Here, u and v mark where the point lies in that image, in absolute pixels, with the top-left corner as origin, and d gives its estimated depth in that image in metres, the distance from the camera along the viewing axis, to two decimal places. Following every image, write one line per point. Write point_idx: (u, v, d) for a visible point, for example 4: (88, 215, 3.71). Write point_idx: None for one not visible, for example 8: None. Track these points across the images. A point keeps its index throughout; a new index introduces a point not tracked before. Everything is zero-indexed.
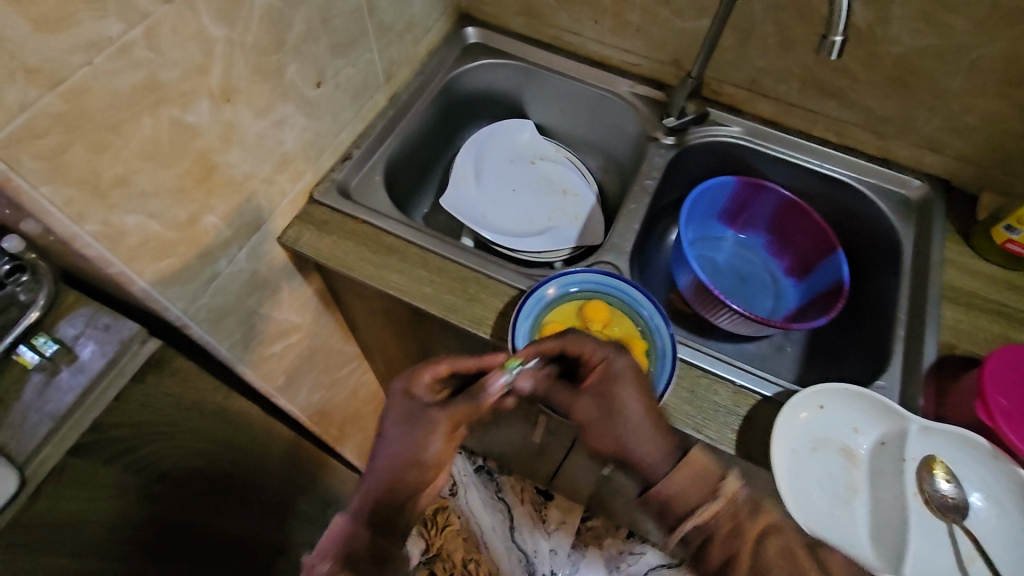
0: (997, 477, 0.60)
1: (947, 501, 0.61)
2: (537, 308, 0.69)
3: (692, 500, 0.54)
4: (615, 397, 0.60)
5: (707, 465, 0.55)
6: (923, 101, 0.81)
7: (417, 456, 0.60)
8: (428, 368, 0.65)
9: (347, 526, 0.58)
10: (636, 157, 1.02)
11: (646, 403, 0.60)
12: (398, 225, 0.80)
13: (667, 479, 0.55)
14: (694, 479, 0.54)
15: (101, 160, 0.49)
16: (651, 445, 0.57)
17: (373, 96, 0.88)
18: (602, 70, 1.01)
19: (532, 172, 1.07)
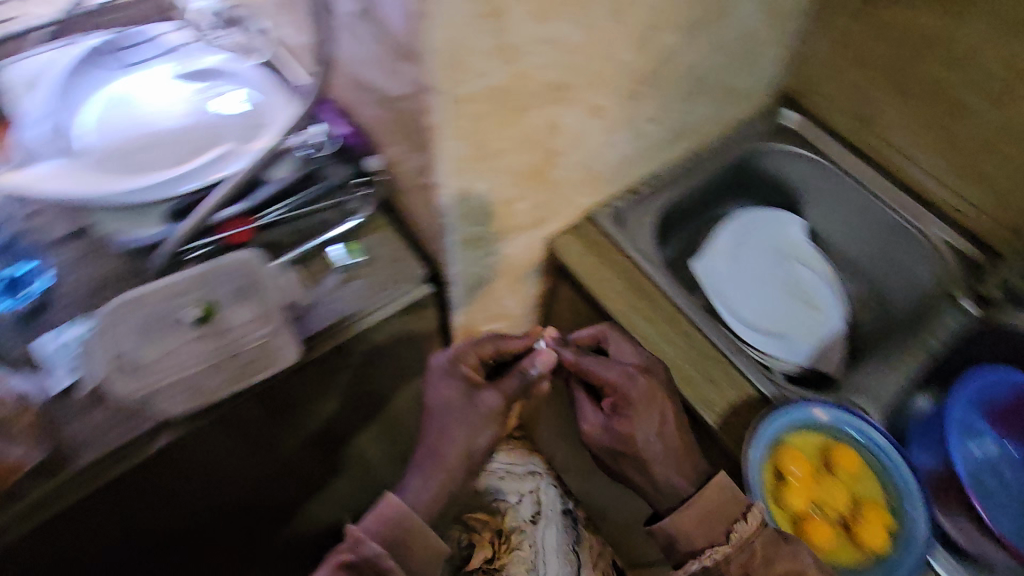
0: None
1: None
2: (802, 418, 0.64)
3: (700, 541, 0.59)
4: (632, 426, 0.64)
5: (715, 506, 0.58)
6: None
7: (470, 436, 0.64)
8: (479, 348, 0.70)
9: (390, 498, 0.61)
10: (916, 307, 0.92)
11: (661, 443, 0.63)
12: (659, 274, 0.79)
13: (675, 516, 0.60)
14: (704, 521, 0.59)
15: (500, 133, 0.54)
16: (665, 475, 0.63)
17: (682, 144, 0.89)
18: (919, 205, 0.92)
19: (787, 272, 1.01)
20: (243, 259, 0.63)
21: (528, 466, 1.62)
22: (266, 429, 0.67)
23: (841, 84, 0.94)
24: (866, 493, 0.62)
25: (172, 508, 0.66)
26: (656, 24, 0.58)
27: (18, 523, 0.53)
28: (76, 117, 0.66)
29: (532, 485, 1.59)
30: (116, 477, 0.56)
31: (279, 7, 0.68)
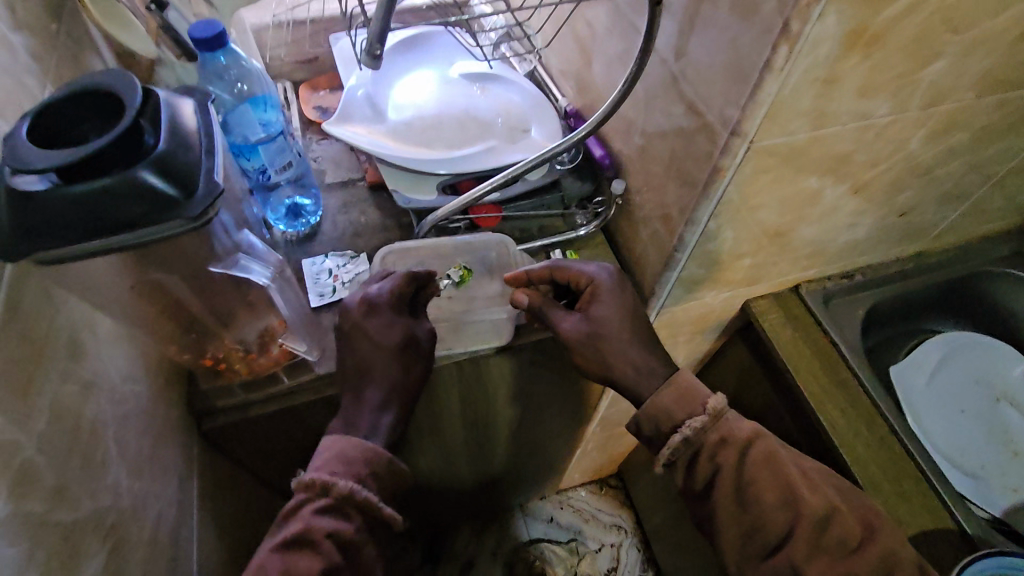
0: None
1: None
2: (1010, 573, 0.58)
3: (681, 414, 0.57)
4: (601, 312, 0.61)
5: (688, 385, 0.58)
6: None
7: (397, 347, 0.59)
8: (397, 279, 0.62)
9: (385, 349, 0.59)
10: None
11: (622, 303, 0.61)
12: (862, 368, 0.76)
13: (655, 395, 0.57)
14: (681, 399, 0.57)
15: (773, 188, 0.57)
16: (640, 357, 0.60)
17: (911, 244, 0.84)
18: None
19: (995, 412, 0.91)
20: (500, 242, 0.71)
21: (614, 518, 1.48)
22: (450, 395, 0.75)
23: None
24: None
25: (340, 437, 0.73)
26: (957, 122, 0.58)
27: (249, 404, 0.61)
28: (384, 94, 0.77)
29: (615, 539, 1.45)
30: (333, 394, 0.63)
31: (578, 37, 0.77)
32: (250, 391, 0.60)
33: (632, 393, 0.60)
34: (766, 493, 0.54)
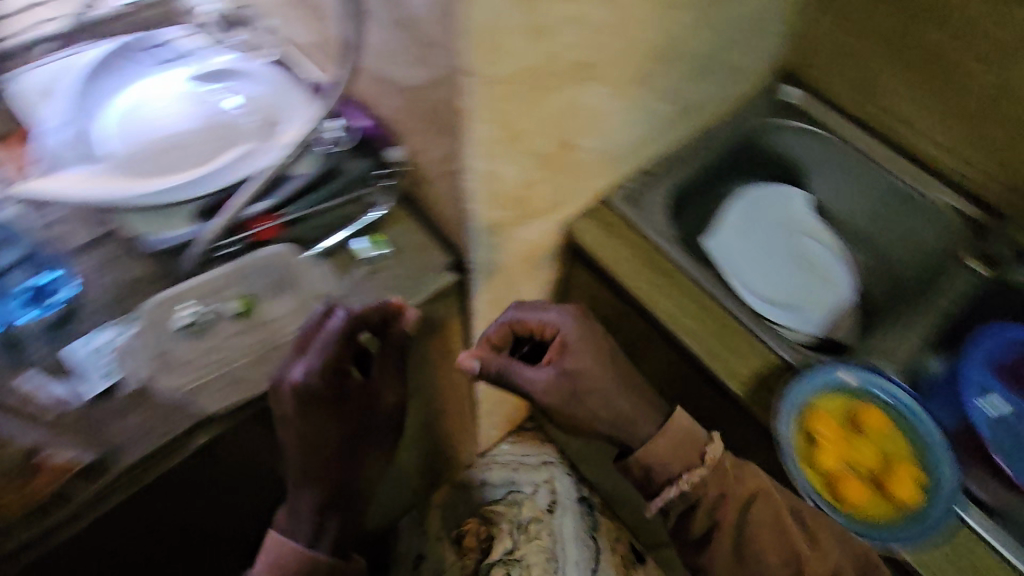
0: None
1: None
2: (834, 387, 0.64)
3: (678, 467, 0.59)
4: (581, 367, 0.63)
5: (684, 436, 0.60)
6: None
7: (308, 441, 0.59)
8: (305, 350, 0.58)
9: (288, 402, 0.57)
10: (923, 277, 0.94)
11: (595, 358, 0.64)
12: (676, 250, 0.81)
13: (650, 446, 0.60)
14: (676, 448, 0.60)
15: (526, 112, 0.56)
16: (625, 406, 0.63)
17: (686, 124, 0.90)
18: (920, 171, 0.96)
19: (797, 247, 1.02)
20: (278, 253, 0.66)
21: (541, 456, 1.52)
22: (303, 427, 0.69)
23: (839, 59, 0.97)
24: (895, 445, 0.63)
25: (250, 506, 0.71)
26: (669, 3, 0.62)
27: (52, 530, 0.53)
28: (97, 125, 0.66)
29: (547, 476, 1.48)
30: (155, 478, 0.56)
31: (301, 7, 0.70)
32: (42, 519, 0.52)
33: (625, 440, 0.63)
34: (763, 547, 0.57)
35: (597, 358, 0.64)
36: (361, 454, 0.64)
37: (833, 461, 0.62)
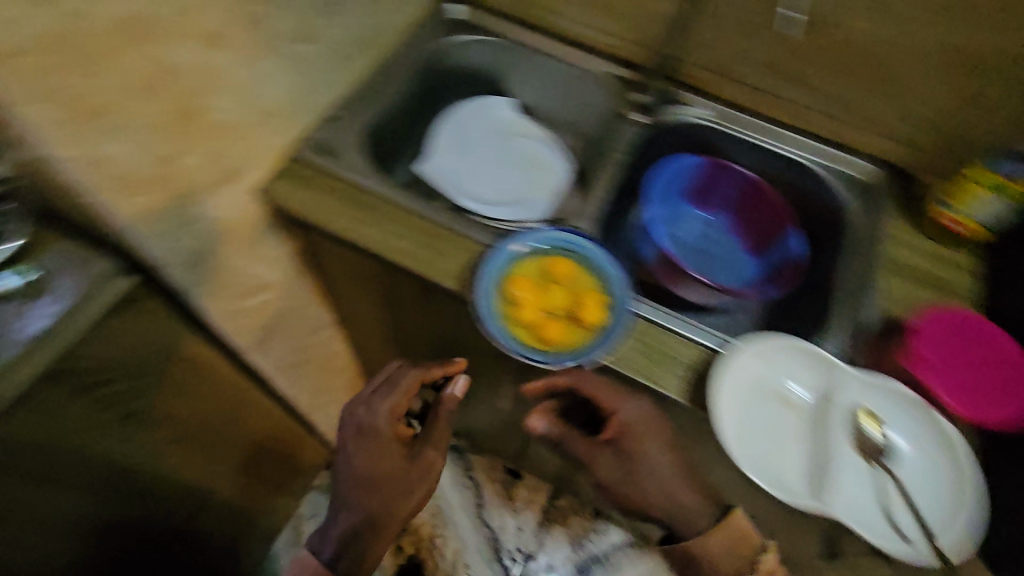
0: (930, 432, 0.65)
1: (876, 447, 0.65)
2: (533, 250, 0.73)
3: (723, 560, 0.76)
4: (643, 450, 0.75)
5: (745, 526, 0.75)
6: (874, 87, 0.87)
7: (369, 475, 0.85)
8: (387, 401, 0.87)
9: (393, 463, 0.86)
10: (600, 130, 1.05)
11: (671, 464, 0.76)
12: (371, 181, 0.83)
13: (704, 543, 0.75)
14: (722, 543, 0.75)
15: (84, 84, 0.53)
16: (686, 500, 0.77)
17: (352, 61, 0.91)
18: (581, 50, 1.04)
19: (512, 148, 1.09)
20: None
21: None
22: (31, 477, 0.67)
23: None
24: (583, 283, 0.72)
25: (120, 520, 0.84)
26: None
27: None
28: None
29: None
30: None
31: None
32: None
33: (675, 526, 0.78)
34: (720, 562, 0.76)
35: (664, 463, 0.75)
36: (383, 479, 0.85)
37: (535, 312, 0.70)
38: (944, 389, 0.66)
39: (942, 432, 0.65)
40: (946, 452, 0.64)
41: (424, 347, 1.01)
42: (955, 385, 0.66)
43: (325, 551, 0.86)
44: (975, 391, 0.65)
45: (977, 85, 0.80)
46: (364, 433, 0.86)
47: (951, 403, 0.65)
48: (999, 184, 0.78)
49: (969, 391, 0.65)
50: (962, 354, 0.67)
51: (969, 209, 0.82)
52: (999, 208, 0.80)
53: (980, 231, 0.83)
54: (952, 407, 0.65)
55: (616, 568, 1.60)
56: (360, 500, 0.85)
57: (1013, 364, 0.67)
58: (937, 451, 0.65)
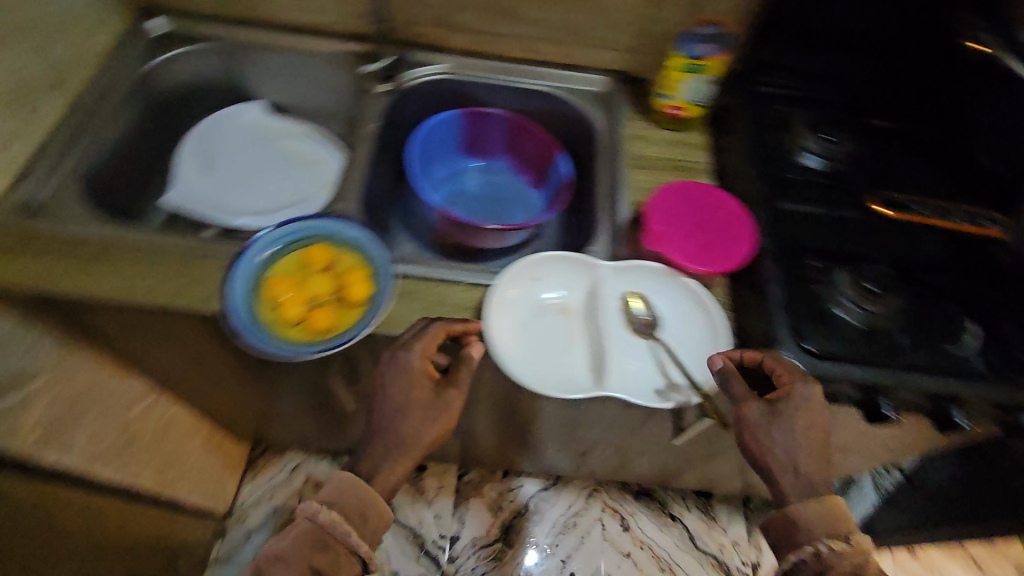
0: (678, 291, 0.75)
1: (644, 323, 0.73)
2: (285, 245, 0.72)
3: (819, 534, 0.62)
4: (793, 424, 0.63)
5: (844, 507, 0.63)
6: (573, 5, 0.94)
7: (408, 441, 0.64)
8: (420, 352, 0.66)
9: (417, 396, 0.65)
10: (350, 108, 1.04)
11: (811, 434, 0.64)
12: (96, 228, 0.78)
13: (805, 509, 0.62)
14: (831, 519, 0.62)
15: None
16: (806, 461, 0.64)
17: (35, 109, 0.83)
18: (304, 36, 1.01)
19: (273, 151, 1.05)
20: None
21: (285, 468, 1.49)
22: None
23: None
24: (344, 265, 0.72)
25: None
26: None
27: None
28: None
29: (300, 478, 1.47)
30: None
31: None
32: None
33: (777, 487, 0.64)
34: (814, 531, 0.62)
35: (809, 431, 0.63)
36: (412, 422, 0.65)
37: (296, 306, 0.68)
38: (680, 253, 0.74)
39: (688, 288, 0.74)
40: (695, 303, 0.74)
41: (243, 377, 0.96)
42: (688, 248, 0.75)
43: (333, 519, 0.62)
44: (703, 247, 0.74)
45: None
46: (392, 363, 0.65)
47: (690, 264, 0.74)
48: (691, 63, 0.89)
49: (699, 248, 0.75)
50: (685, 219, 0.76)
51: (677, 93, 0.93)
52: (700, 84, 0.92)
53: (693, 108, 0.95)
54: (691, 267, 0.74)
55: (537, 513, 1.68)
56: (394, 425, 0.64)
57: (728, 213, 0.76)
58: (689, 305, 0.74)
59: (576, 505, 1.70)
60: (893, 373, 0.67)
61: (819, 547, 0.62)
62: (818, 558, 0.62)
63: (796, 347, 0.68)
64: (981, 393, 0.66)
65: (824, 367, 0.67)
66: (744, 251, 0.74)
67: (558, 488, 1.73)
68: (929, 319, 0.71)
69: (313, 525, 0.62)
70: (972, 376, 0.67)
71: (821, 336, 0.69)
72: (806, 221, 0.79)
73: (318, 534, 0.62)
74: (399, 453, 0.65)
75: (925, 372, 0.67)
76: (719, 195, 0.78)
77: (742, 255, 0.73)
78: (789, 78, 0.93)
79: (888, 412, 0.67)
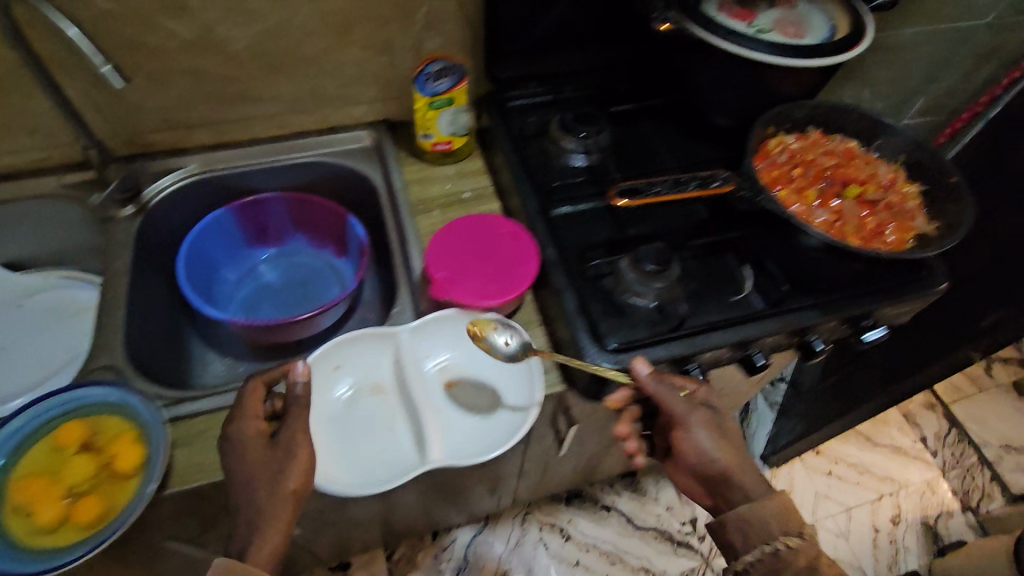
0: (482, 329, 0.73)
1: (510, 349, 0.70)
2: (17, 441, 0.60)
3: (777, 529, 0.62)
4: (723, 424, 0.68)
5: (796, 503, 0.64)
6: (303, 74, 0.91)
7: (266, 497, 0.57)
8: (251, 414, 0.63)
9: (253, 456, 0.59)
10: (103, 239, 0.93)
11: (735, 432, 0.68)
12: None
13: (753, 501, 0.63)
14: (781, 512, 0.63)
15: None
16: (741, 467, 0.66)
17: None
18: (14, 181, 0.88)
19: (25, 315, 0.93)
20: None
21: None
22: None
23: None
24: (106, 433, 0.62)
25: None
26: None
27: None
28: None
29: None
30: None
31: None
32: None
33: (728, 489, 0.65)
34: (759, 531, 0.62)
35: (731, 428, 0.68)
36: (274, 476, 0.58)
37: (55, 505, 0.59)
38: (470, 296, 0.73)
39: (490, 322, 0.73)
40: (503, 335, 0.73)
41: None
42: (477, 288, 0.73)
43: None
44: (491, 281, 0.74)
45: (366, 35, 0.88)
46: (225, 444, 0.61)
47: (483, 303, 0.72)
48: (436, 99, 0.89)
49: (488, 284, 0.74)
50: (463, 257, 0.75)
51: (435, 130, 0.92)
52: (454, 115, 0.92)
53: (458, 139, 0.95)
54: (484, 304, 0.72)
55: (479, 560, 1.62)
56: (245, 494, 0.57)
57: (503, 237, 0.77)
58: (500, 337, 0.73)
59: (514, 535, 1.67)
60: (693, 340, 0.70)
61: (778, 546, 0.61)
62: (776, 556, 0.62)
63: (604, 347, 0.69)
64: (770, 327, 0.72)
65: (635, 357, 0.68)
66: (531, 269, 0.74)
67: (492, 526, 1.68)
68: (708, 275, 0.77)
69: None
70: (755, 314, 0.73)
71: (622, 325, 0.72)
72: (582, 219, 0.82)
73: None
74: (261, 522, 0.56)
75: (719, 328, 0.71)
76: (493, 222, 0.78)
77: (530, 272, 0.74)
78: (535, 86, 0.97)
79: (698, 375, 0.72)
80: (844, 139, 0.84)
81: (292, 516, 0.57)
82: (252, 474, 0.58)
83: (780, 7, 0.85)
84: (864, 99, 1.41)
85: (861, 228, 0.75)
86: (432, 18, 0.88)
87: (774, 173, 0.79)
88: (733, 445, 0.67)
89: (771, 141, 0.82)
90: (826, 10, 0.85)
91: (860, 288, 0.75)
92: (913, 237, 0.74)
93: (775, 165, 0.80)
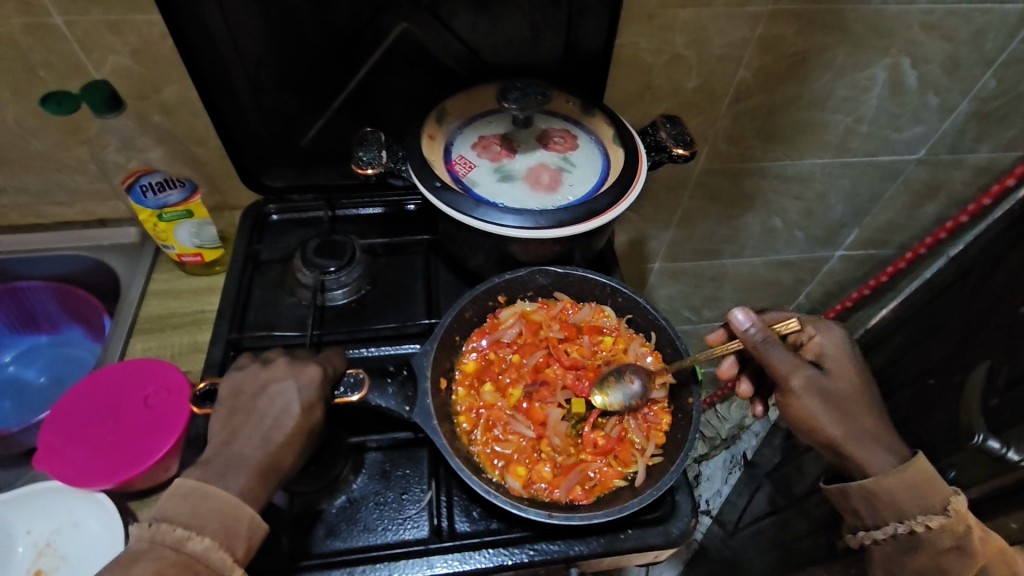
0: (94, 506, 0.64)
1: (631, 399, 0.63)
2: None
3: (910, 505, 0.57)
4: (843, 386, 0.61)
5: (930, 475, 0.57)
6: (41, 168, 0.82)
7: (266, 470, 0.52)
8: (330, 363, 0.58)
9: (289, 407, 0.54)
10: None
11: (861, 406, 0.60)
12: None
13: (884, 480, 0.57)
14: (912, 489, 0.56)
15: None
16: (876, 419, 0.60)
17: None
18: None
19: None
20: None
21: None
22: None
23: None
24: None
25: None
26: None
27: None
28: None
29: None
30: None
31: None
32: None
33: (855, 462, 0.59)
34: (903, 497, 0.57)
35: (850, 386, 0.61)
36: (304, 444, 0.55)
37: None
38: (76, 471, 0.63)
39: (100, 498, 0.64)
40: (106, 515, 0.64)
41: None
42: (87, 463, 0.63)
43: (209, 546, 0.47)
44: (109, 456, 0.64)
45: (98, 132, 0.78)
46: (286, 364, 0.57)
47: (84, 482, 0.62)
48: (168, 211, 0.80)
49: (103, 459, 0.63)
50: (90, 420, 0.66)
51: (175, 241, 0.83)
52: (198, 227, 0.82)
53: (209, 252, 0.85)
54: (88, 484, 0.62)
55: None
56: (246, 439, 0.52)
57: (147, 397, 0.67)
58: (101, 516, 0.64)
59: None
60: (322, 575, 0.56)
61: (913, 525, 0.57)
62: (910, 534, 0.57)
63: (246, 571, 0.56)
64: (414, 573, 0.56)
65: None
66: (159, 444, 0.63)
67: None
68: (381, 481, 0.63)
69: (180, 554, 0.46)
70: (404, 550, 0.58)
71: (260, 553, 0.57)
72: None
73: (184, 563, 0.46)
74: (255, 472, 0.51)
75: (356, 563, 0.57)
76: (151, 371, 0.69)
77: (156, 448, 0.63)
78: (308, 198, 0.85)
79: None
80: (594, 306, 0.69)
81: (269, 489, 0.52)
82: (288, 431, 0.53)
83: (554, 147, 0.71)
84: (779, 227, 1.20)
85: (565, 449, 0.61)
86: (170, 120, 0.77)
87: (489, 358, 0.66)
88: (850, 410, 0.59)
89: (502, 312, 0.68)
90: (608, 154, 0.70)
91: (557, 529, 0.59)
92: (624, 472, 0.59)
93: (497, 346, 0.67)
